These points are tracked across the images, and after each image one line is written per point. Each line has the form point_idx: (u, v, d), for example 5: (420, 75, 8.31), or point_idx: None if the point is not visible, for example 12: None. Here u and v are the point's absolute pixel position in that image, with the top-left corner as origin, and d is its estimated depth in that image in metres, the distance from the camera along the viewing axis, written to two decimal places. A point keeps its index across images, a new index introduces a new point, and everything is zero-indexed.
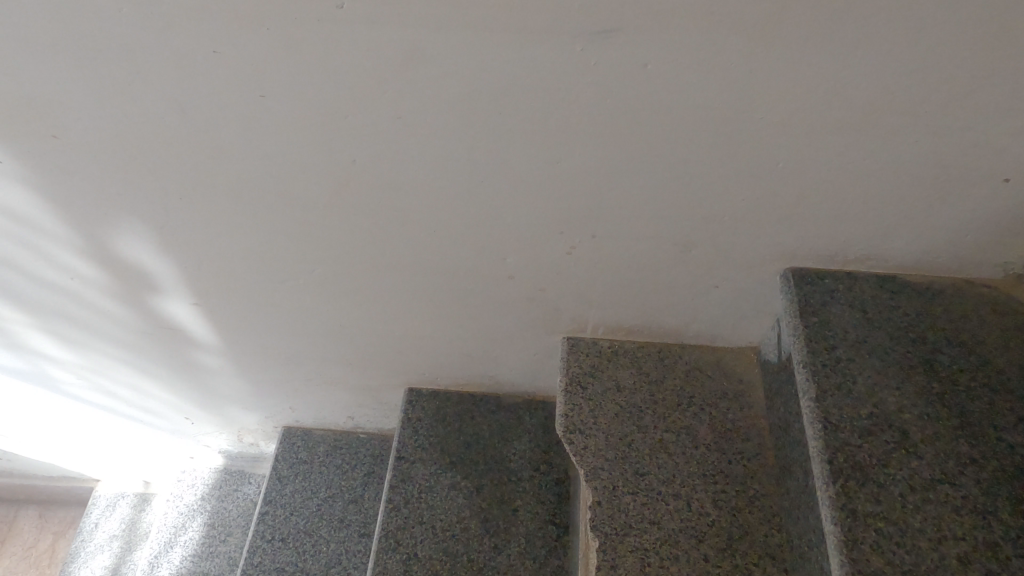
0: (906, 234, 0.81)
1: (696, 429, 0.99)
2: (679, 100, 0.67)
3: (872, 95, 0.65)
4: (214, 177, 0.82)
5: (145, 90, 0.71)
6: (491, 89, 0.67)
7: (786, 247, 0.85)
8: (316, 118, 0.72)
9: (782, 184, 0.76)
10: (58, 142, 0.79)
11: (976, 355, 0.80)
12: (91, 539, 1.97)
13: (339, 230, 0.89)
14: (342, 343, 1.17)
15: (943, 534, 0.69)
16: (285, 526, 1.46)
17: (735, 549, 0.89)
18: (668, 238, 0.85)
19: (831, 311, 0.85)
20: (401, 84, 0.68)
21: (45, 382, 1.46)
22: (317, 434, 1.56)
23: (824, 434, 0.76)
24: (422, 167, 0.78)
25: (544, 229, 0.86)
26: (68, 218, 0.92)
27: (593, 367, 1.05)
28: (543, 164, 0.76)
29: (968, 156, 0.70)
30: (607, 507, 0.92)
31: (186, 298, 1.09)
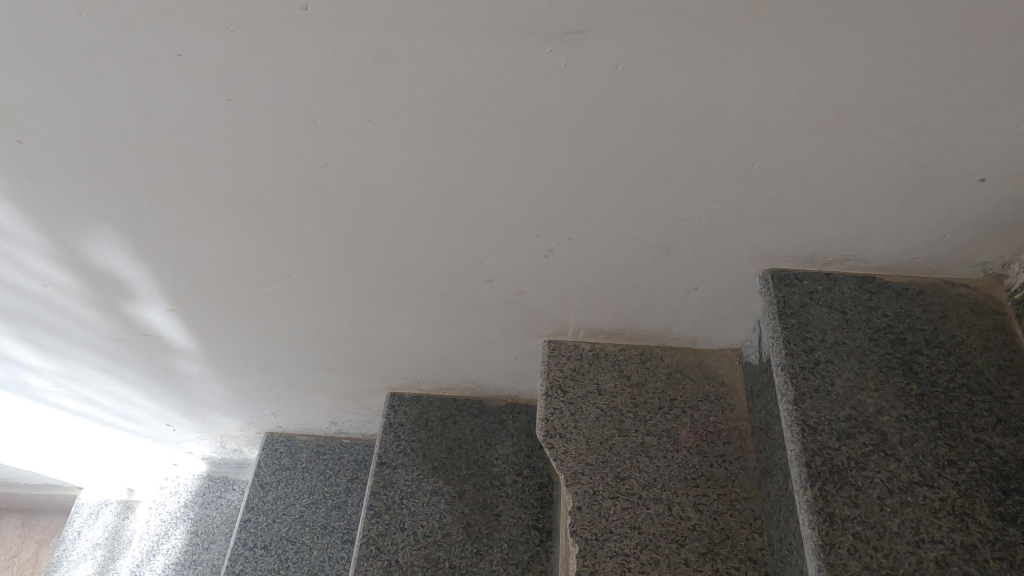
0: (884, 235, 0.81)
1: (677, 432, 0.98)
2: (652, 101, 0.66)
3: (845, 94, 0.64)
4: (184, 182, 0.81)
5: (110, 94, 0.70)
6: (462, 91, 0.66)
7: (765, 249, 0.84)
8: (285, 122, 0.71)
9: (758, 185, 0.75)
10: (23, 148, 0.78)
11: (956, 356, 0.80)
12: (74, 548, 1.95)
13: (314, 234, 0.88)
14: (322, 348, 1.16)
15: (921, 537, 0.68)
16: (267, 533, 1.44)
17: (717, 553, 0.89)
18: (646, 240, 0.85)
19: (810, 312, 0.84)
20: (369, 86, 0.67)
21: (23, 390, 1.44)
22: (300, 440, 1.55)
23: (802, 437, 0.75)
24: (394, 170, 0.77)
25: (521, 232, 0.85)
26: (37, 224, 0.90)
27: (574, 370, 1.04)
28: (517, 166, 0.75)
29: (944, 156, 0.69)
30: (587, 511, 0.91)
31: (162, 304, 1.07)
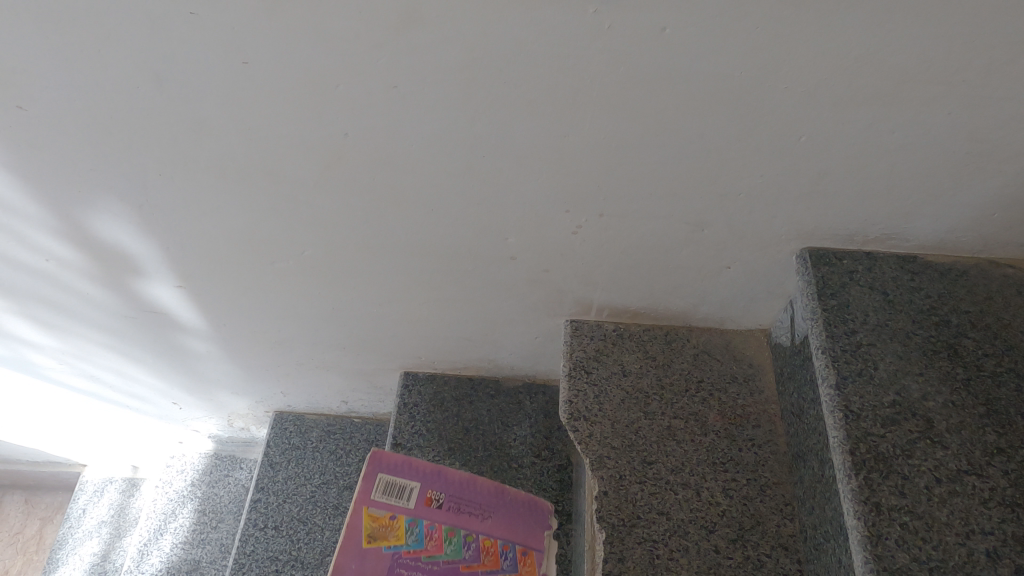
0: (930, 213, 0.77)
1: (705, 415, 0.95)
2: (697, 68, 0.62)
3: (906, 63, 0.60)
4: (196, 152, 0.77)
5: (116, 56, 0.65)
6: (495, 55, 0.62)
7: (804, 227, 0.81)
8: (303, 88, 0.67)
9: (802, 160, 0.71)
10: (23, 114, 0.73)
11: (1002, 339, 0.77)
12: (80, 526, 1.93)
13: (332, 209, 0.84)
14: (335, 326, 1.13)
15: (971, 528, 0.66)
16: (277, 513, 1.42)
17: (747, 540, 0.86)
18: (681, 217, 0.81)
19: (851, 294, 0.81)
20: (396, 49, 0.62)
21: (25, 367, 1.41)
22: (310, 419, 1.52)
23: (845, 423, 0.72)
24: (418, 141, 0.72)
25: (550, 208, 0.81)
26: (38, 196, 0.86)
27: (597, 351, 1.01)
28: (549, 138, 0.71)
29: (1004, 129, 0.65)
30: (614, 497, 0.89)
31: (171, 281, 1.03)
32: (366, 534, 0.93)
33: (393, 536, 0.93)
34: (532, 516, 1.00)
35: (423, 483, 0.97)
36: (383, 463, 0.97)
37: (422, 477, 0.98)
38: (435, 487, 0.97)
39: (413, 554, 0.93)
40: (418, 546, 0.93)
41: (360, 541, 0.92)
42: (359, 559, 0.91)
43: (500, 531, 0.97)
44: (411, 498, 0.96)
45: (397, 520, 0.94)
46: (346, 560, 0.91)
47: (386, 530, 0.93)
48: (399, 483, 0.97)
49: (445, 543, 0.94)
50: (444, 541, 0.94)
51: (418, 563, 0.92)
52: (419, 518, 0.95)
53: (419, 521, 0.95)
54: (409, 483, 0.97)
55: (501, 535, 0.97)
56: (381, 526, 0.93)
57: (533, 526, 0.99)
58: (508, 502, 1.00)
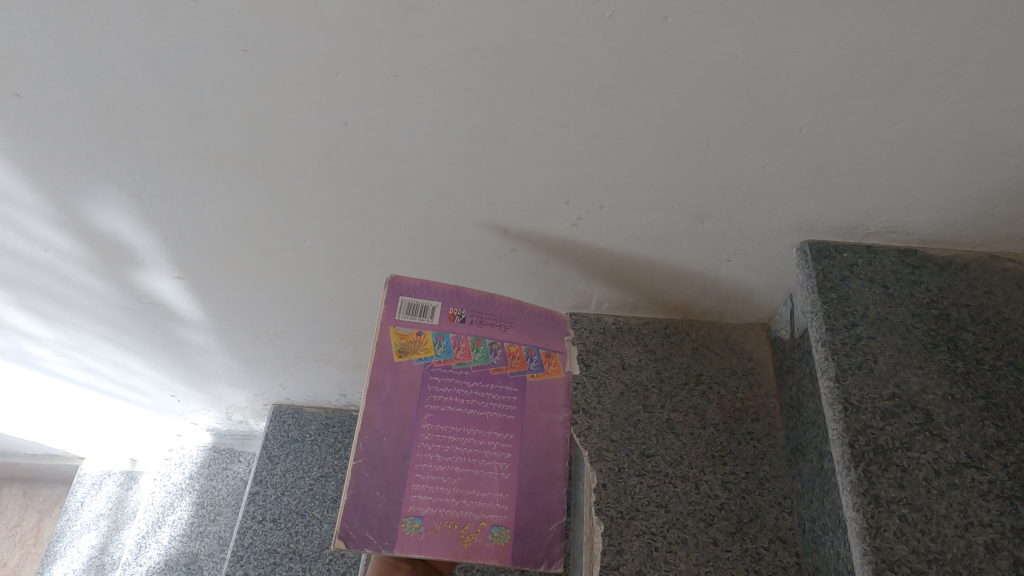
0: (931, 206, 0.77)
1: (704, 409, 0.95)
2: (699, 58, 0.62)
3: (909, 54, 0.59)
4: (195, 140, 0.76)
5: (115, 43, 0.65)
6: (496, 44, 0.62)
7: (804, 220, 0.81)
8: (302, 77, 0.67)
9: (803, 152, 0.71)
10: (22, 102, 0.72)
11: (1002, 333, 0.77)
12: (78, 518, 1.93)
13: (331, 199, 0.84)
14: (334, 318, 1.13)
15: (970, 520, 0.66)
16: (275, 506, 1.42)
17: (746, 533, 0.86)
18: (681, 210, 0.81)
19: (851, 286, 0.81)
20: (396, 38, 0.62)
21: (23, 357, 1.41)
22: (308, 412, 1.53)
23: (845, 416, 0.72)
24: (419, 131, 0.72)
25: (550, 200, 0.81)
26: (36, 185, 0.85)
27: (597, 343, 1.01)
28: (550, 128, 0.70)
29: (1006, 122, 0.65)
30: (613, 489, 0.89)
31: (170, 272, 1.03)
32: (395, 349, 0.77)
33: (422, 348, 0.77)
34: (552, 324, 0.85)
35: (445, 299, 0.80)
36: (402, 285, 0.80)
37: (442, 293, 0.81)
38: (455, 302, 0.81)
39: (443, 364, 0.77)
40: (448, 355, 0.78)
41: (389, 356, 0.76)
42: (392, 374, 0.76)
43: (525, 339, 0.82)
44: (433, 313, 0.79)
45: (424, 336, 0.78)
46: (380, 373, 0.75)
47: (415, 344, 0.77)
48: (421, 300, 0.79)
49: (473, 350, 0.79)
50: (472, 349, 0.79)
51: (449, 374, 0.77)
52: (444, 332, 0.79)
53: (445, 334, 0.78)
54: (431, 300, 0.80)
55: (526, 342, 0.82)
56: (409, 341, 0.77)
57: (554, 329, 0.85)
58: (529, 316, 0.84)
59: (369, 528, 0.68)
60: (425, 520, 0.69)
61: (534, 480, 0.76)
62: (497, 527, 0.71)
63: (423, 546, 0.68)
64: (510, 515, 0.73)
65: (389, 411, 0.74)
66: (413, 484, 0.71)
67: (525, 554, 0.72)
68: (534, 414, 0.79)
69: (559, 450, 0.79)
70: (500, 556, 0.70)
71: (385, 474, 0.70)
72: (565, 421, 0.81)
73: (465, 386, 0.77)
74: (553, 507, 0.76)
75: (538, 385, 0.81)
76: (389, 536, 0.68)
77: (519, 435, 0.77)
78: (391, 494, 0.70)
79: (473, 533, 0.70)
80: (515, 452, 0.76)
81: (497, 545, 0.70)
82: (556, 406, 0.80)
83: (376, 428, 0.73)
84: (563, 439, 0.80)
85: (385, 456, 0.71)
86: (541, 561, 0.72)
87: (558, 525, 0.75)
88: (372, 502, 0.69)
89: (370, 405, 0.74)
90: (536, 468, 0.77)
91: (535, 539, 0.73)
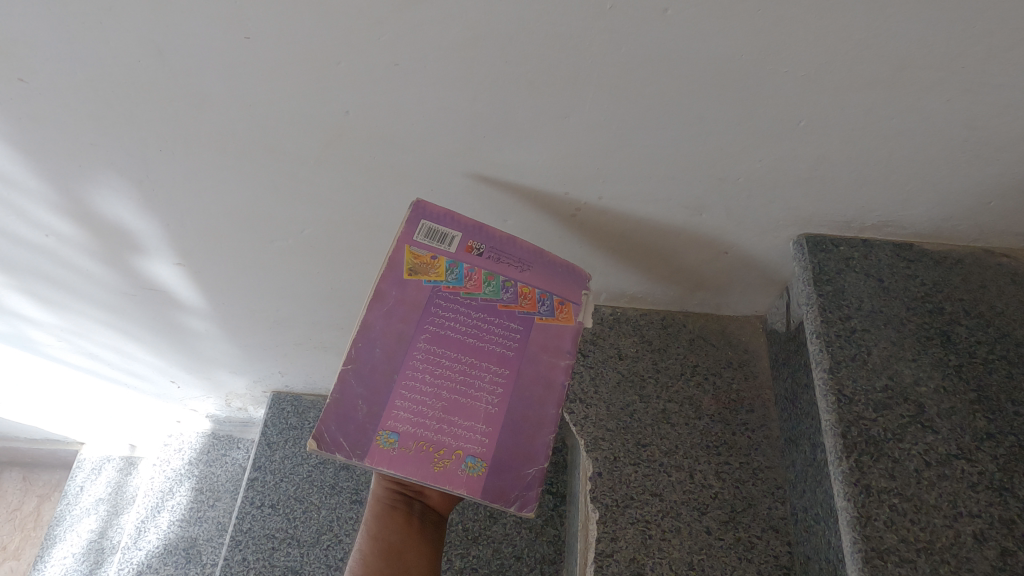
0: (927, 201, 0.77)
1: (700, 399, 0.97)
2: (699, 50, 0.62)
3: (907, 49, 0.60)
4: (197, 127, 0.77)
5: (118, 29, 0.65)
6: (497, 34, 0.62)
7: (801, 214, 0.81)
8: (304, 65, 0.67)
9: (801, 145, 0.72)
10: (25, 86, 0.73)
11: (995, 327, 0.78)
12: (78, 502, 1.94)
13: (333, 188, 0.85)
14: (334, 306, 1.14)
15: (959, 510, 0.67)
16: (274, 492, 1.43)
17: (739, 522, 0.87)
18: (679, 202, 0.82)
19: (846, 280, 0.82)
20: (397, 26, 0.62)
21: (24, 342, 1.42)
22: (307, 399, 1.57)
23: (838, 406, 0.73)
24: (419, 120, 0.72)
25: (550, 190, 0.81)
26: (39, 169, 0.86)
27: (594, 335, 1.03)
28: (550, 119, 0.71)
29: (1002, 117, 0.65)
30: (608, 477, 0.90)
31: (171, 258, 1.04)
32: (406, 267, 0.77)
33: (433, 272, 0.77)
34: (576, 276, 0.83)
35: (466, 232, 0.80)
36: (426, 210, 0.80)
37: (465, 226, 0.80)
38: (477, 236, 0.80)
39: (451, 291, 0.77)
40: (458, 284, 0.78)
41: (399, 271, 0.77)
42: (398, 289, 0.76)
43: (540, 283, 0.80)
44: (452, 242, 0.79)
45: (437, 261, 0.78)
46: (386, 286, 0.76)
47: (427, 266, 0.77)
48: (441, 228, 0.79)
49: (484, 283, 0.78)
50: (484, 282, 0.78)
51: (455, 300, 0.77)
52: (458, 262, 0.78)
53: (459, 263, 0.78)
54: (452, 229, 0.79)
55: (541, 286, 0.80)
56: (421, 262, 0.77)
57: (574, 279, 0.82)
58: (550, 263, 0.82)
59: (345, 434, 0.70)
60: (401, 436, 0.71)
61: (523, 419, 0.75)
62: (472, 458, 0.72)
63: (394, 462, 0.70)
64: (488, 449, 0.73)
65: (388, 325, 0.75)
66: (396, 400, 0.72)
67: (497, 492, 0.72)
68: (535, 355, 0.78)
69: (555, 394, 0.77)
70: (469, 486, 0.71)
71: (371, 385, 0.72)
72: (568, 367, 0.79)
73: (468, 313, 0.77)
74: (536, 448, 0.75)
75: (544, 328, 0.79)
76: (363, 445, 0.70)
77: (515, 372, 0.76)
78: (373, 405, 0.72)
79: (447, 459, 0.71)
80: (507, 389, 0.76)
81: (468, 476, 0.71)
82: (560, 350, 0.78)
83: (371, 337, 0.74)
84: (562, 384, 0.78)
85: (375, 367, 0.73)
86: (511, 500, 0.72)
87: (538, 468, 0.74)
88: (354, 409, 0.71)
89: (371, 315, 0.75)
90: (528, 410, 0.76)
91: (511, 478, 0.73)
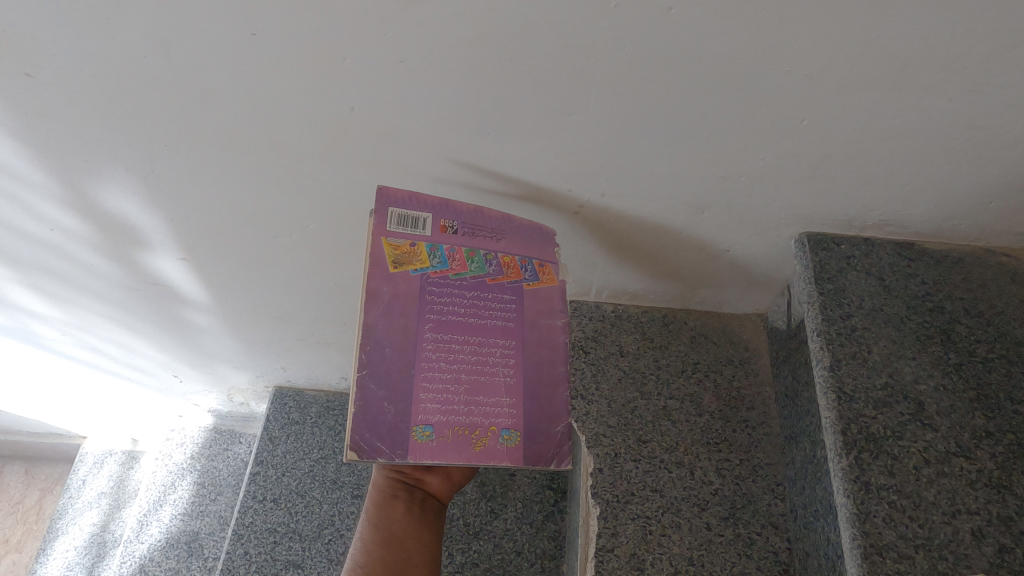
0: (928, 200, 0.78)
1: (700, 396, 0.97)
2: (703, 49, 0.62)
3: (910, 49, 0.60)
4: (202, 122, 0.77)
5: (125, 25, 0.65)
6: (502, 31, 0.62)
7: (803, 212, 0.82)
8: (309, 61, 0.67)
9: (803, 144, 0.72)
10: (31, 81, 0.73)
11: (995, 326, 0.78)
12: (79, 496, 1.95)
13: (337, 183, 0.85)
14: (337, 302, 1.15)
15: (957, 508, 0.68)
16: (276, 486, 1.44)
17: (739, 518, 0.88)
18: (682, 200, 0.82)
19: (847, 278, 0.82)
20: (403, 23, 0.62)
21: (27, 336, 1.43)
22: (309, 395, 1.58)
23: (838, 404, 0.74)
24: (424, 116, 0.73)
25: (552, 187, 0.81)
26: (45, 163, 0.86)
27: (596, 331, 1.03)
28: (554, 116, 0.71)
29: (1004, 117, 0.66)
30: (609, 473, 0.91)
31: (175, 253, 1.04)
32: (390, 260, 0.76)
33: (417, 259, 0.77)
34: (543, 234, 0.85)
35: (435, 211, 0.80)
36: (390, 197, 0.79)
37: (432, 206, 0.80)
38: (446, 214, 0.80)
39: (439, 274, 0.78)
40: (443, 266, 0.78)
41: (385, 266, 0.76)
42: (389, 284, 0.75)
43: (518, 249, 0.82)
44: (425, 225, 0.79)
45: (418, 248, 0.78)
46: (376, 284, 0.75)
47: (409, 254, 0.77)
48: (412, 213, 0.79)
49: (468, 260, 0.79)
50: (467, 260, 0.79)
51: (445, 283, 0.78)
52: (437, 243, 0.79)
53: (438, 245, 0.79)
54: (421, 212, 0.79)
55: (519, 252, 0.82)
56: (403, 252, 0.77)
57: (545, 239, 0.85)
58: (521, 228, 0.84)
59: (380, 438, 0.69)
60: (435, 427, 0.71)
61: (539, 382, 0.78)
62: (506, 430, 0.74)
63: (436, 452, 0.70)
64: (519, 419, 0.75)
65: (390, 322, 0.74)
66: (420, 393, 0.72)
67: (536, 455, 0.75)
68: (534, 320, 0.80)
69: (561, 353, 0.80)
70: (512, 457, 0.73)
71: (391, 385, 0.72)
72: (565, 325, 0.82)
73: (462, 294, 0.78)
74: (558, 408, 0.78)
75: (535, 293, 0.82)
76: (402, 444, 0.70)
77: (521, 341, 0.79)
78: (399, 403, 0.71)
79: (484, 437, 0.73)
80: (518, 358, 0.78)
81: (508, 447, 0.73)
82: (555, 311, 0.81)
83: (378, 339, 0.73)
84: (564, 343, 0.81)
85: (389, 366, 0.72)
86: (551, 461, 0.75)
87: (565, 426, 0.77)
88: (380, 412, 0.70)
89: (370, 316, 0.74)
90: (541, 372, 0.79)
91: (544, 440, 0.76)
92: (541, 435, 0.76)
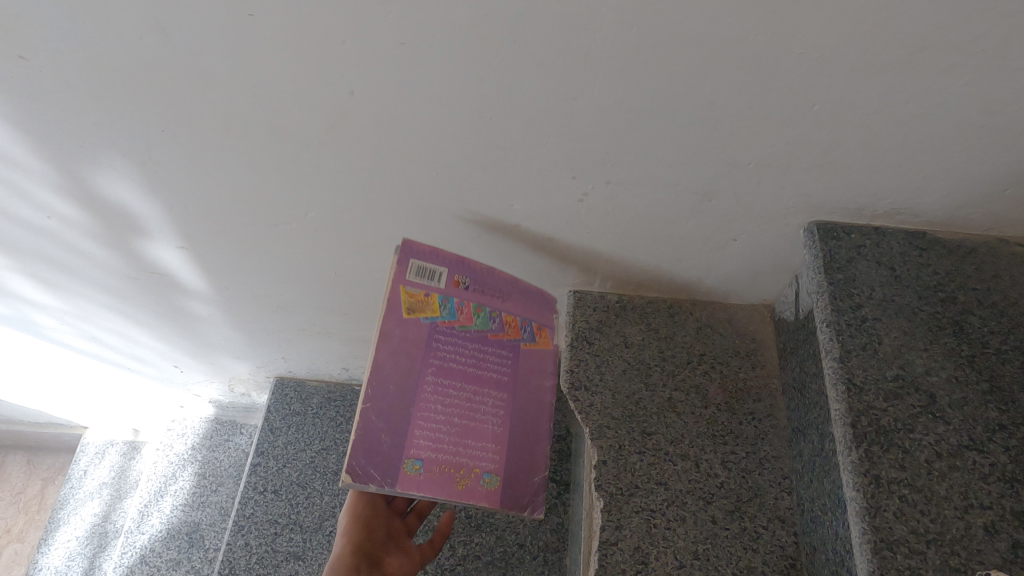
0: (941, 188, 0.76)
1: (706, 388, 0.96)
2: (712, 31, 0.60)
3: (927, 31, 0.58)
4: (199, 107, 0.75)
5: (118, 6, 0.64)
6: (505, 13, 0.60)
7: (812, 200, 0.80)
8: (308, 44, 0.66)
9: (814, 130, 0.70)
10: (25, 64, 0.71)
11: (1009, 318, 0.77)
12: (81, 487, 1.95)
13: (336, 170, 0.84)
14: (337, 292, 1.13)
15: (969, 503, 0.66)
16: (277, 477, 1.43)
17: (745, 511, 0.87)
18: (689, 188, 0.80)
19: (858, 268, 0.80)
20: (404, 4, 0.61)
21: (27, 325, 1.42)
22: (311, 386, 1.57)
23: (848, 396, 0.72)
24: (425, 101, 0.71)
25: (557, 174, 0.80)
26: (41, 149, 0.85)
27: (600, 322, 1.01)
28: (558, 101, 0.69)
29: (1021, 103, 0.64)
30: (613, 466, 0.90)
31: (173, 242, 1.03)
32: (404, 306, 0.80)
33: (430, 308, 0.81)
34: (545, 302, 0.92)
35: (451, 266, 0.84)
36: (413, 248, 0.83)
37: (450, 260, 0.84)
38: (461, 269, 0.84)
39: (448, 325, 0.81)
40: (452, 317, 0.82)
41: (398, 311, 0.79)
42: (399, 327, 0.79)
43: (521, 311, 0.89)
44: (441, 277, 0.83)
45: (431, 297, 0.81)
46: (389, 325, 0.78)
47: (423, 303, 0.81)
48: (429, 263, 0.82)
49: (475, 315, 0.84)
50: (474, 315, 0.84)
51: (452, 333, 0.81)
52: (450, 296, 0.82)
53: (450, 297, 0.82)
54: (439, 265, 0.82)
55: (521, 314, 0.88)
56: (417, 300, 0.81)
57: (546, 307, 0.92)
58: (526, 292, 0.90)
59: (374, 467, 0.73)
60: (425, 462, 0.75)
61: (523, 437, 0.83)
62: (488, 474, 0.78)
63: (423, 487, 0.74)
64: (500, 465, 0.80)
65: (397, 362, 0.78)
66: (415, 431, 0.76)
67: (512, 502, 0.79)
68: (525, 379, 0.86)
69: (546, 412, 0.86)
70: (490, 500, 0.77)
71: (390, 419, 0.75)
72: (552, 388, 0.89)
73: (466, 344, 0.82)
74: (537, 464, 0.83)
75: (530, 354, 0.87)
76: (393, 474, 0.73)
77: (513, 396, 0.84)
78: (394, 438, 0.74)
79: (468, 477, 0.77)
80: (507, 410, 0.83)
81: (487, 490, 0.77)
82: (546, 373, 0.88)
83: (383, 375, 0.76)
84: (549, 403, 0.87)
85: (390, 403, 0.76)
86: (525, 508, 0.80)
87: (541, 477, 0.83)
88: (377, 444, 0.74)
89: (378, 354, 0.77)
90: (526, 427, 0.84)
91: (521, 488, 0.81)
92: (519, 484, 0.81)
